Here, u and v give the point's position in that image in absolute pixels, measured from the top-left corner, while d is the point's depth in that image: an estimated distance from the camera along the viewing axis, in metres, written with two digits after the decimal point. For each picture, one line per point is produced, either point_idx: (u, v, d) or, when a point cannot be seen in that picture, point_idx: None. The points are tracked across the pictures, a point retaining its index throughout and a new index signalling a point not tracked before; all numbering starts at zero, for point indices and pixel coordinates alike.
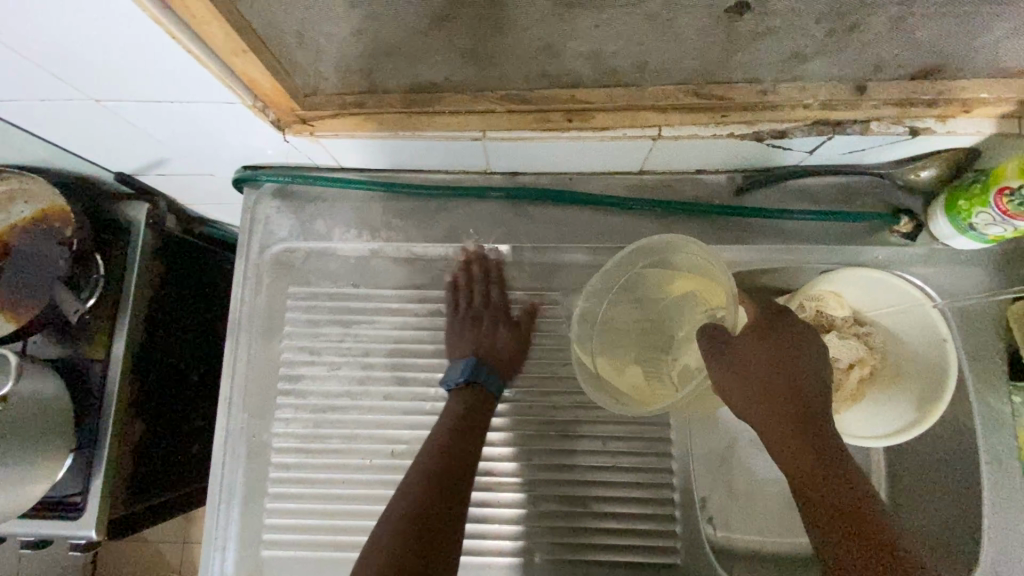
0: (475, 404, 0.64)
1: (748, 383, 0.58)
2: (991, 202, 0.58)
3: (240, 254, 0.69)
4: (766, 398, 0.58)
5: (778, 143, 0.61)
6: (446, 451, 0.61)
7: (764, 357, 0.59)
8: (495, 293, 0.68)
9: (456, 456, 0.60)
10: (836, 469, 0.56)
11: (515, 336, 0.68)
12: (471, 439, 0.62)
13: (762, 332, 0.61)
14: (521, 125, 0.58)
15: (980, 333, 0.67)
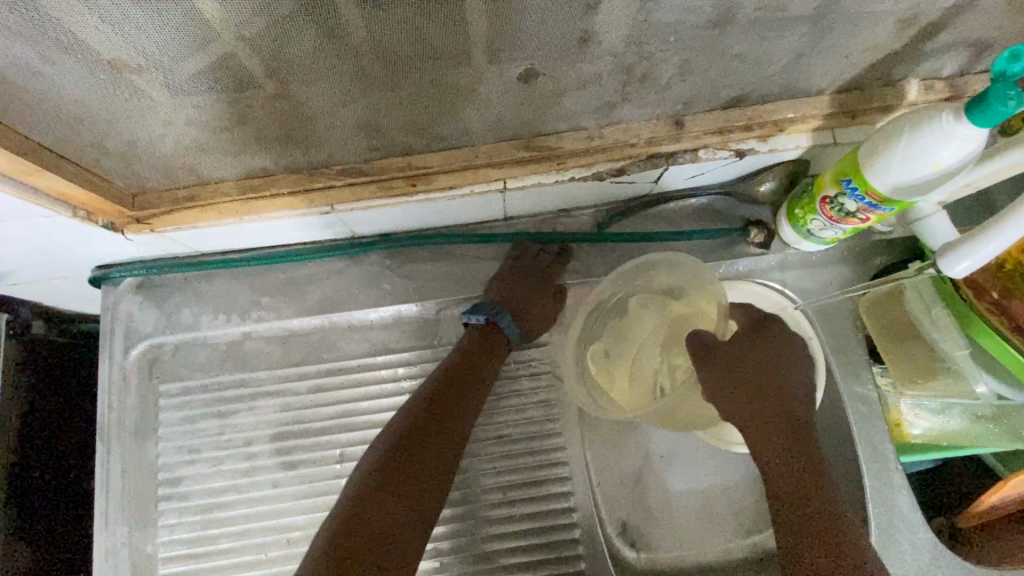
0: (484, 349, 0.65)
1: (737, 394, 0.57)
2: (818, 210, 0.61)
3: (101, 359, 0.66)
4: (751, 401, 0.57)
5: (621, 179, 0.63)
6: (443, 380, 0.62)
7: (749, 369, 0.58)
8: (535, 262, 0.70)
9: (454, 390, 0.61)
10: (809, 474, 0.55)
11: (552, 303, 0.70)
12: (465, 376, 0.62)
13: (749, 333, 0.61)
14: (365, 195, 0.58)
15: (841, 326, 0.70)
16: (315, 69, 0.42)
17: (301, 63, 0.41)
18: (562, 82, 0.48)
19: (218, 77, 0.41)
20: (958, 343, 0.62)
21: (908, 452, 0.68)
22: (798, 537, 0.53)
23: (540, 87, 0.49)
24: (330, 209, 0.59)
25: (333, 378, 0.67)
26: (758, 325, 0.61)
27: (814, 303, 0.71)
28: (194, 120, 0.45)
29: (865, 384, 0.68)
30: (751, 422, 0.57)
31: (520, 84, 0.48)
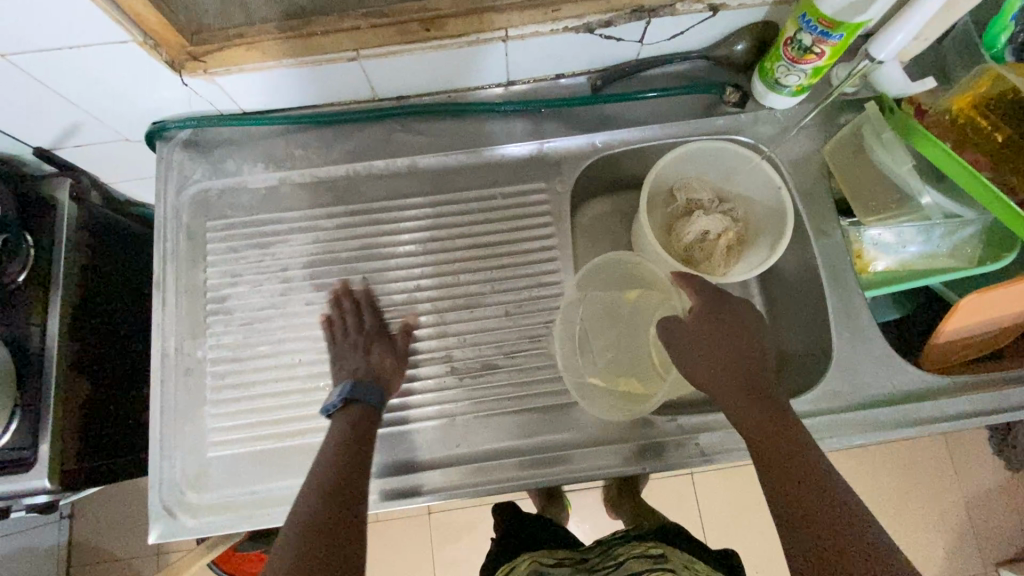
0: (361, 420, 0.63)
1: (715, 373, 0.62)
2: (782, 55, 0.69)
3: (157, 198, 0.76)
4: (732, 373, 0.61)
5: (609, 34, 0.72)
6: (341, 463, 0.58)
7: (715, 355, 0.63)
8: (365, 321, 0.70)
9: (349, 469, 0.58)
10: (789, 440, 0.56)
11: (390, 359, 0.68)
12: (356, 458, 0.59)
13: (714, 314, 0.65)
14: (386, 39, 0.67)
15: (809, 175, 0.77)
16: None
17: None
18: None
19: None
20: (901, 157, 0.71)
21: (872, 284, 0.75)
22: (785, 498, 0.53)
23: None
24: (356, 55, 0.69)
25: (357, 218, 0.76)
26: (720, 301, 0.66)
27: (785, 156, 0.78)
28: None
29: (831, 222, 0.75)
30: (735, 407, 0.60)
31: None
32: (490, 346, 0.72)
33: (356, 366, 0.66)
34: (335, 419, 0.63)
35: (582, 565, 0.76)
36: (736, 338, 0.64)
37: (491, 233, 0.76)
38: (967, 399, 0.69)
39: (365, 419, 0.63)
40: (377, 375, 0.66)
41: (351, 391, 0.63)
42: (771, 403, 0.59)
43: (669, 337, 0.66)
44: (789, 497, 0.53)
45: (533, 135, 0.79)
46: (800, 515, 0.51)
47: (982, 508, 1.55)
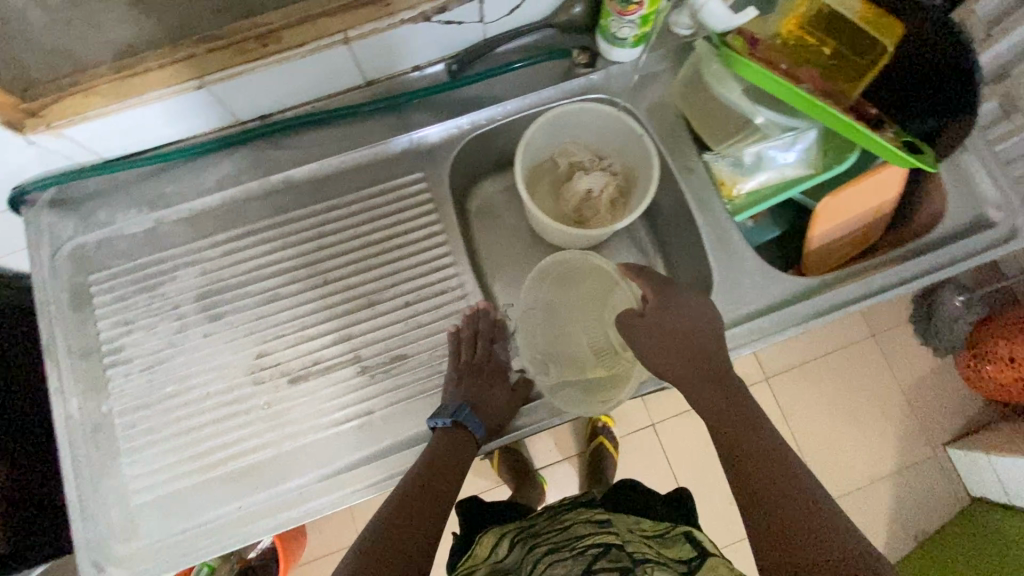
0: (460, 445, 0.67)
1: (677, 361, 0.66)
2: (610, 11, 0.74)
3: (33, 262, 0.74)
4: (691, 360, 0.66)
5: (448, 20, 0.74)
6: (424, 477, 0.62)
7: (692, 356, 0.66)
8: (477, 345, 0.73)
9: (433, 487, 0.62)
10: (763, 443, 0.60)
11: (505, 392, 0.73)
12: (444, 478, 0.63)
13: (661, 295, 0.68)
14: (227, 62, 0.68)
15: (665, 119, 0.82)
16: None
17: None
18: None
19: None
20: (730, 87, 0.76)
21: (738, 210, 0.81)
22: (753, 484, 0.57)
23: None
24: (202, 83, 0.69)
25: (242, 242, 0.76)
26: (666, 287, 0.69)
27: (642, 106, 0.83)
28: None
29: (688, 157, 0.81)
30: (711, 410, 0.64)
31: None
32: (397, 338, 0.74)
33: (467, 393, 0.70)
34: (433, 439, 0.67)
35: (527, 530, 0.78)
36: (697, 325, 0.67)
37: (378, 230, 0.77)
38: (832, 294, 0.76)
39: (461, 442, 0.67)
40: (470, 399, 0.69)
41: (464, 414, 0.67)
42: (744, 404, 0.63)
43: (625, 330, 0.69)
44: (751, 482, 0.57)
45: (401, 129, 0.80)
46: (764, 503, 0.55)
47: (922, 396, 1.66)
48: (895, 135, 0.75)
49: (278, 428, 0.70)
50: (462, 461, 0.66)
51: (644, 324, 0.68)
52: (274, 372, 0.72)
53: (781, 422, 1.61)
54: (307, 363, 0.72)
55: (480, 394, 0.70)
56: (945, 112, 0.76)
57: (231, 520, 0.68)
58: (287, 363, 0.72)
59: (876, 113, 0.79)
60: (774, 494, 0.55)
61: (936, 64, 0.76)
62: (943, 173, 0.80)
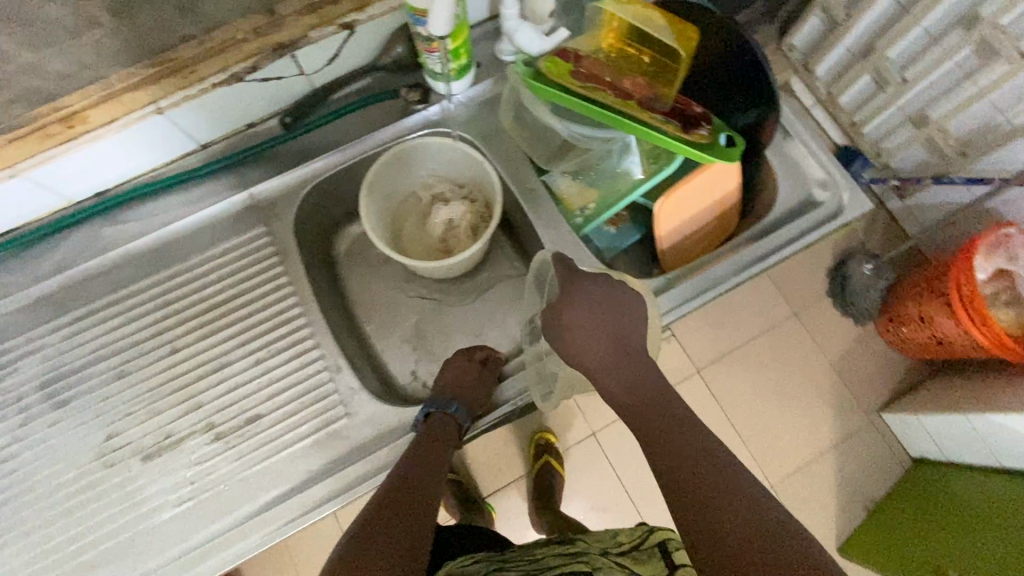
0: (444, 432, 0.70)
1: (599, 356, 0.69)
2: (422, 50, 0.75)
3: None
4: (612, 354, 0.69)
5: (265, 77, 0.76)
6: (415, 458, 0.66)
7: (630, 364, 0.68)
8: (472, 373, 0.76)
9: (426, 466, 0.66)
10: (675, 425, 0.64)
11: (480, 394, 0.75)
12: (436, 457, 0.67)
13: (578, 291, 0.70)
14: (32, 147, 0.67)
15: (504, 144, 0.85)
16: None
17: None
18: None
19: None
20: (544, 111, 0.80)
21: (584, 223, 0.83)
22: (664, 464, 0.61)
23: None
24: (13, 171, 0.68)
25: (85, 323, 0.75)
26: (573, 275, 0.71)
27: (480, 133, 0.85)
28: None
29: (528, 178, 0.84)
30: (634, 406, 0.67)
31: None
32: (251, 398, 0.73)
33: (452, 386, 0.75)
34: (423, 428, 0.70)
35: (496, 558, 0.71)
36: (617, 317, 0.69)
37: (225, 290, 0.77)
38: (677, 290, 0.76)
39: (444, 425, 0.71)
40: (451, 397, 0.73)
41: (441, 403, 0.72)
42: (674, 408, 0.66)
43: (552, 326, 0.71)
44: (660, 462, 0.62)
45: (241, 186, 0.81)
46: (707, 502, 0.56)
47: (856, 365, 1.65)
48: (713, 130, 0.78)
49: (131, 510, 0.68)
50: (444, 446, 0.69)
51: (571, 326, 0.69)
52: (125, 452, 0.70)
53: (719, 412, 1.60)
54: (159, 437, 0.71)
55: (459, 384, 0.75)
56: (754, 103, 0.81)
57: None
58: (138, 440, 0.71)
59: (700, 111, 0.80)
60: (717, 497, 0.56)
61: (734, 63, 0.81)
62: (770, 159, 0.83)
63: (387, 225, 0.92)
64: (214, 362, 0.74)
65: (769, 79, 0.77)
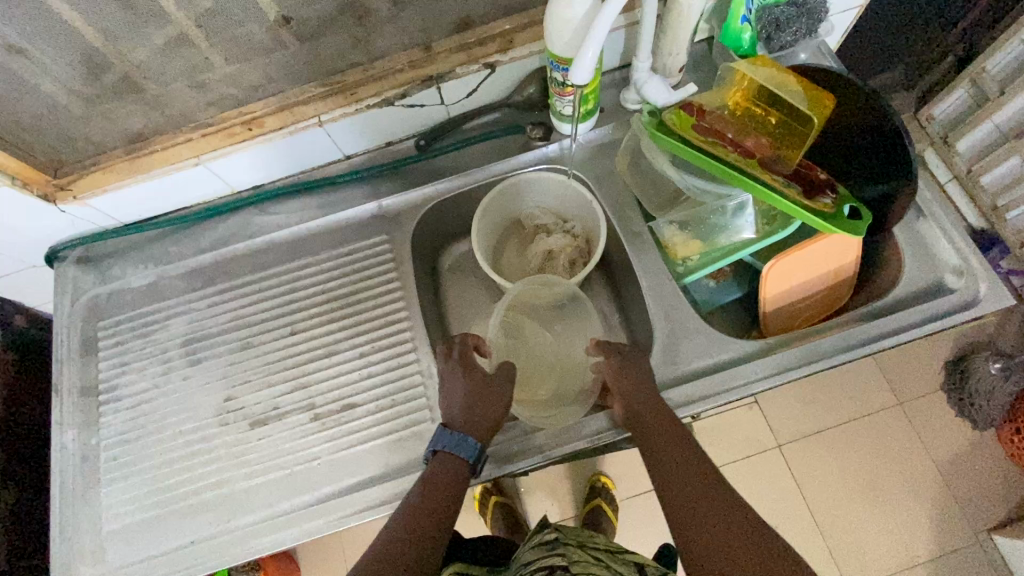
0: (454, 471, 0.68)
1: (631, 390, 0.72)
2: (553, 94, 0.81)
3: (57, 309, 0.87)
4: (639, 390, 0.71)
5: (411, 104, 0.84)
6: (423, 498, 0.66)
7: (644, 395, 0.71)
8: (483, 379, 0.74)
9: (433, 508, 0.65)
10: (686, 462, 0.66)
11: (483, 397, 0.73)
12: (447, 498, 0.66)
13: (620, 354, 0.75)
14: (217, 142, 0.80)
15: (616, 187, 0.88)
16: (132, 34, 0.66)
17: (122, 33, 0.66)
18: (309, 24, 0.72)
19: (74, 50, 0.66)
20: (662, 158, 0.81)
21: (686, 273, 0.83)
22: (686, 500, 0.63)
23: (298, 31, 0.72)
24: (198, 160, 0.81)
25: (226, 295, 0.86)
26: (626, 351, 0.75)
27: (593, 174, 0.89)
28: (71, 87, 0.70)
29: (635, 222, 0.85)
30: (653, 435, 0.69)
31: (283, 30, 0.72)
32: (349, 388, 0.79)
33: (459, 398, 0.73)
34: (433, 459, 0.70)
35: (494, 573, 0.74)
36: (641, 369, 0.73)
37: (344, 286, 0.85)
38: (776, 356, 0.74)
39: (453, 469, 0.68)
40: (473, 432, 0.70)
41: (456, 439, 0.69)
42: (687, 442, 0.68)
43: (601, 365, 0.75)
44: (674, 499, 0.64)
45: (372, 196, 0.90)
46: (692, 533, 0.61)
47: (967, 475, 1.47)
48: (837, 199, 0.76)
49: (234, 467, 0.77)
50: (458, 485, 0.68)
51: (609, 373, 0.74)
52: (238, 415, 0.79)
53: (797, 494, 1.48)
54: (267, 407, 0.79)
55: (480, 415, 0.71)
56: (887, 176, 0.78)
57: (183, 551, 0.73)
58: (251, 406, 0.80)
59: (824, 178, 0.79)
60: (707, 529, 0.60)
61: (869, 134, 0.79)
62: (898, 237, 0.78)
63: (490, 248, 0.96)
64: (324, 348, 0.82)
65: (909, 153, 0.73)
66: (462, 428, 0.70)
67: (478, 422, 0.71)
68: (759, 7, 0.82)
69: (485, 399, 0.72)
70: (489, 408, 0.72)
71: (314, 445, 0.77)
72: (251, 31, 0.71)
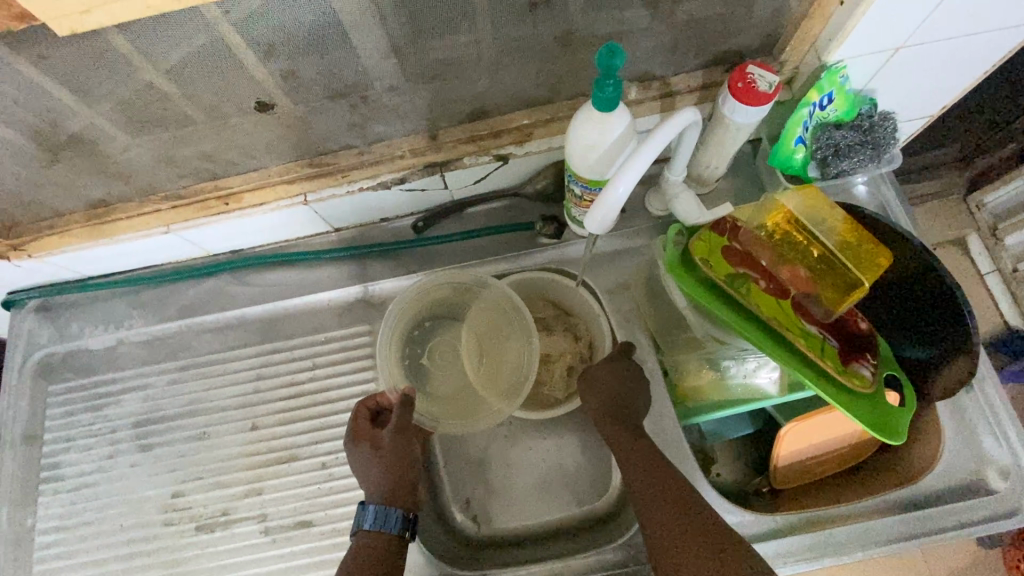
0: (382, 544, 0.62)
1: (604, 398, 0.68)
2: (571, 201, 0.72)
3: (6, 366, 0.80)
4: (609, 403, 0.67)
5: (410, 187, 0.75)
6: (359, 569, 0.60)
7: (615, 395, 0.68)
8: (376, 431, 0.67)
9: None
10: (654, 463, 0.62)
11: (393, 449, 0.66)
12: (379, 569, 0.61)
13: (603, 371, 0.69)
14: (188, 215, 0.72)
15: (629, 304, 0.79)
16: (90, 109, 0.58)
17: (75, 110, 0.58)
18: (296, 107, 0.63)
19: (21, 122, 0.58)
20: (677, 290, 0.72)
21: (693, 414, 0.75)
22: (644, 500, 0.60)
23: (284, 113, 0.64)
24: (168, 229, 0.73)
25: (186, 374, 0.78)
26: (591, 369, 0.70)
27: (606, 284, 0.80)
28: (22, 157, 0.62)
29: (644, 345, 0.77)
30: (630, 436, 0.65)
31: (264, 113, 0.63)
32: (306, 502, 0.72)
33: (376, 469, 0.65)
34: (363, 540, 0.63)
35: None
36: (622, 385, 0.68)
37: (315, 379, 0.77)
38: (777, 543, 0.65)
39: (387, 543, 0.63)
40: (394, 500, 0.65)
41: (375, 514, 0.63)
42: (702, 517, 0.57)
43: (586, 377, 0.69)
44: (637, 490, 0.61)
45: (358, 278, 0.81)
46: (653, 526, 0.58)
47: None
48: (877, 368, 0.66)
49: None
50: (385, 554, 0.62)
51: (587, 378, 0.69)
52: (184, 517, 0.72)
53: None
54: (216, 511, 0.72)
55: (398, 481, 0.65)
56: (936, 339, 0.68)
57: None
58: (199, 508, 0.73)
59: (867, 332, 0.68)
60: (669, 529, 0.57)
61: (923, 293, 0.68)
62: (939, 413, 0.69)
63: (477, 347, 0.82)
64: (285, 448, 0.74)
65: (969, 323, 0.63)
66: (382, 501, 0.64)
67: (394, 485, 0.65)
68: (818, 124, 0.71)
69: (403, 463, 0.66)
70: (405, 467, 0.66)
71: (262, 563, 0.70)
72: (230, 110, 0.62)
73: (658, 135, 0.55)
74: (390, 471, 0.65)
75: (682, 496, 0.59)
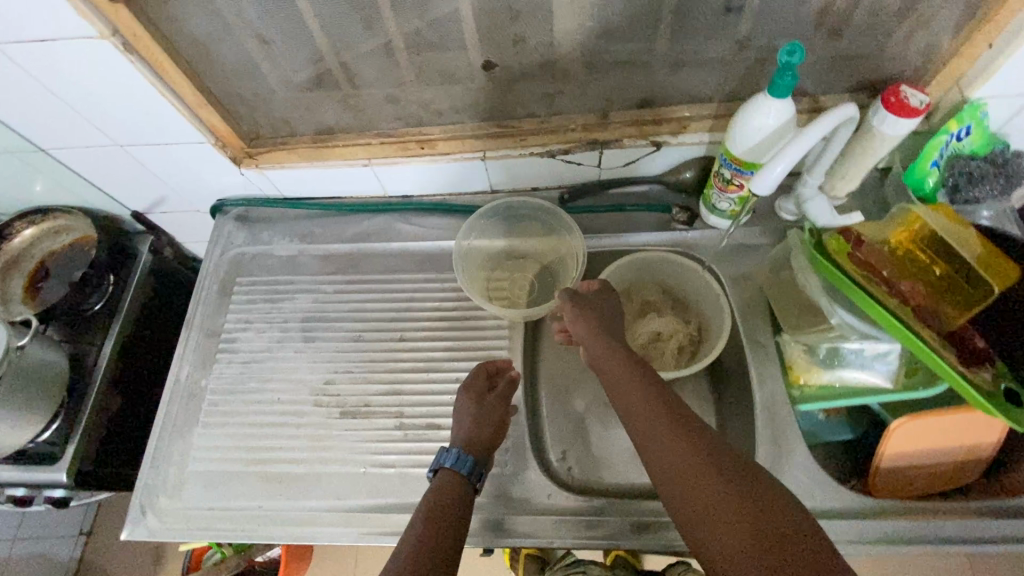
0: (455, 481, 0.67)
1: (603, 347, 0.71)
2: (714, 185, 0.82)
3: (207, 256, 0.96)
4: (611, 350, 0.70)
5: (571, 160, 0.87)
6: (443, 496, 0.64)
7: (615, 343, 0.71)
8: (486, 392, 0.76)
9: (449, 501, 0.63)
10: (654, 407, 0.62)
11: (496, 406, 0.74)
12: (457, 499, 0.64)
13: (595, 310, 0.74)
14: (390, 152, 0.87)
15: (747, 294, 0.87)
16: (359, 47, 0.74)
17: (349, 45, 0.74)
18: (507, 71, 0.78)
19: (306, 48, 0.74)
20: (808, 275, 0.79)
21: (801, 400, 0.80)
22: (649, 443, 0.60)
23: (496, 74, 0.78)
24: (367, 162, 0.88)
25: (351, 287, 0.92)
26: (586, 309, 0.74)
27: (728, 272, 0.88)
28: (291, 79, 0.79)
29: (759, 330, 0.84)
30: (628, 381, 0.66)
31: (483, 72, 0.78)
32: (438, 408, 0.81)
33: (471, 418, 0.73)
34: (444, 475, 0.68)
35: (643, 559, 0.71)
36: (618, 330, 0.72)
37: (457, 308, 0.89)
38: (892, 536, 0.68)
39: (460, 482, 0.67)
40: (472, 450, 0.71)
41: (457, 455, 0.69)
42: (696, 430, 0.59)
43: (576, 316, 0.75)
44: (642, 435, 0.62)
45: (506, 234, 0.94)
46: (658, 468, 0.58)
47: None
48: (996, 376, 0.70)
49: (314, 449, 0.80)
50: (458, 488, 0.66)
51: (584, 322, 0.73)
52: (332, 403, 0.83)
53: None
54: (359, 402, 0.83)
55: (481, 433, 0.72)
56: None
57: (249, 514, 0.77)
58: (346, 397, 0.83)
59: (983, 346, 0.72)
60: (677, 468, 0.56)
61: None
62: None
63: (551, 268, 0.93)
64: (426, 360, 0.85)
65: None
66: (463, 446, 0.71)
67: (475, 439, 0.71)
68: (953, 154, 0.79)
69: (494, 428, 0.73)
70: (490, 427, 0.73)
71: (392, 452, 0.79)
72: (457, 65, 0.77)
73: (815, 125, 0.64)
74: (479, 424, 0.73)
75: (690, 430, 0.59)
